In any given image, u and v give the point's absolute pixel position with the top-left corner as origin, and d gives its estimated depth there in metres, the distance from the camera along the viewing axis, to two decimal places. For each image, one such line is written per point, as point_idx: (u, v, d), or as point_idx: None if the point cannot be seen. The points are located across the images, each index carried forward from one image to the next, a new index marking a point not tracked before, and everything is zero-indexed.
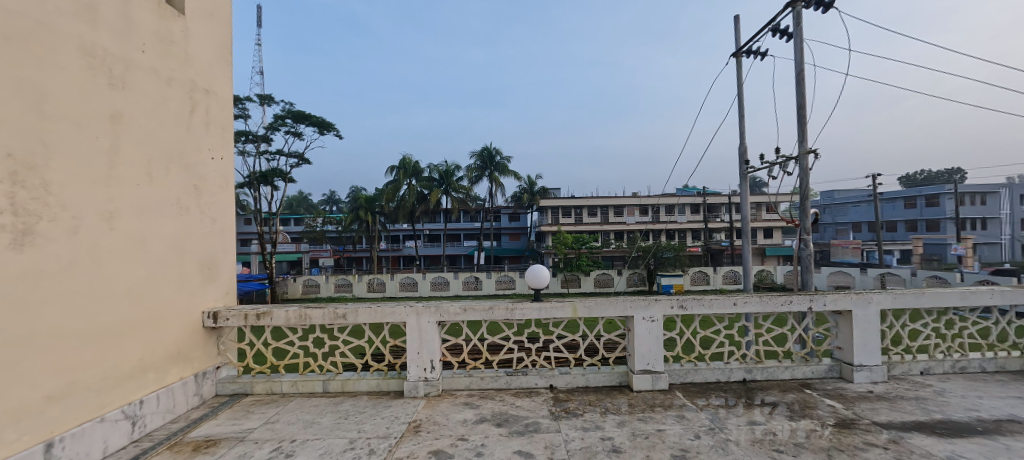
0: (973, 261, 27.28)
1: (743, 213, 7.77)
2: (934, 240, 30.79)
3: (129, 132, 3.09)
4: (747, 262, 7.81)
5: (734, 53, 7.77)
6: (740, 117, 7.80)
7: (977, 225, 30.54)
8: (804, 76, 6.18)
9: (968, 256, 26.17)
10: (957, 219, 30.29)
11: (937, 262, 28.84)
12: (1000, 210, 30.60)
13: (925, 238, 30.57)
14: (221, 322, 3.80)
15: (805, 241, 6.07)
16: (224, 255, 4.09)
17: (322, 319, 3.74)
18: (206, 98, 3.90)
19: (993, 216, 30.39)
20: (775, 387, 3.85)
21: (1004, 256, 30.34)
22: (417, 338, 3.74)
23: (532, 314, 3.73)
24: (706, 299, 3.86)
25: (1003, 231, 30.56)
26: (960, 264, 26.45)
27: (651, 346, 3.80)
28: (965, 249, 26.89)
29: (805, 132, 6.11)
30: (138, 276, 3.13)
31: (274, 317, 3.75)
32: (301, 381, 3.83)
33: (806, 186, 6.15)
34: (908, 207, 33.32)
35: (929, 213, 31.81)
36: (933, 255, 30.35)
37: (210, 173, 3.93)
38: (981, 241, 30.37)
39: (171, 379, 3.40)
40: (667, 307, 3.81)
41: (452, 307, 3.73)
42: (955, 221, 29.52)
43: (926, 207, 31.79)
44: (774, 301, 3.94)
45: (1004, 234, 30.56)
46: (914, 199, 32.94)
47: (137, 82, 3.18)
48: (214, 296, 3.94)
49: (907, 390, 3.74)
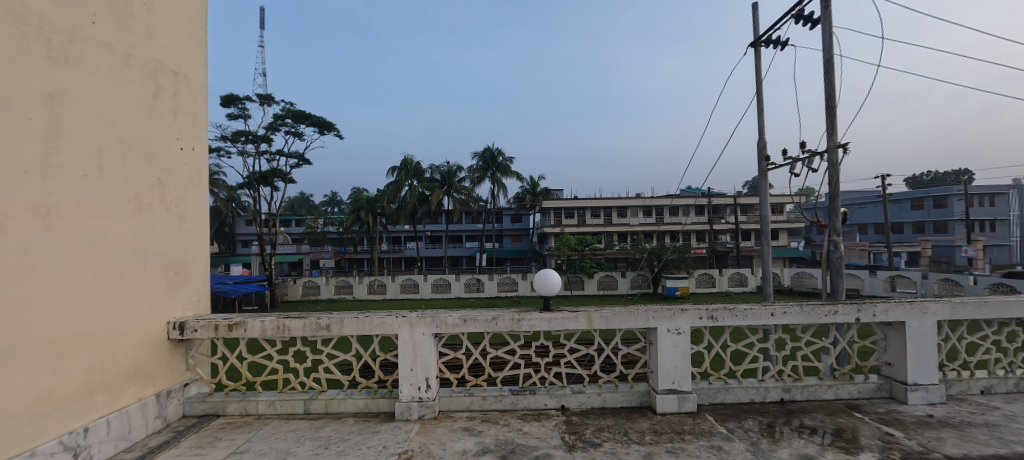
0: (983, 264, 26.74)
1: (763, 212, 7.27)
2: (942, 242, 30.26)
3: (73, 116, 2.65)
4: (766, 265, 7.30)
5: (752, 42, 7.33)
6: (758, 111, 7.33)
7: (986, 227, 30.04)
8: (833, 63, 5.72)
9: (979, 258, 25.64)
10: (965, 220, 29.78)
11: (946, 264, 28.30)
12: (1009, 212, 30.05)
13: (933, 239, 30.04)
14: (189, 334, 3.33)
15: (834, 243, 5.59)
16: (195, 258, 3.65)
17: (303, 332, 3.28)
18: (174, 81, 3.44)
19: (1002, 217, 29.84)
20: (817, 409, 3.38)
21: (1014, 259, 29.58)
22: (410, 353, 3.28)
23: (542, 326, 3.26)
24: (739, 309, 3.39)
25: (1013, 233, 29.87)
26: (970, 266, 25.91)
27: (677, 362, 3.33)
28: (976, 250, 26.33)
29: (835, 123, 5.64)
30: (83, 284, 2.68)
31: (248, 328, 3.29)
32: (279, 401, 3.38)
33: (836, 182, 5.66)
34: (915, 208, 32.88)
35: (937, 214, 31.32)
36: (942, 257, 29.80)
37: (178, 165, 3.47)
38: (989, 243, 29.87)
39: (128, 400, 2.95)
40: (695, 318, 3.35)
41: (450, 318, 3.27)
42: (964, 222, 29.05)
43: (933, 208, 31.31)
44: (817, 311, 3.48)
45: (1014, 235, 29.87)
46: (921, 200, 32.46)
47: (85, 58, 2.74)
48: (182, 304, 3.49)
49: (972, 414, 3.26)
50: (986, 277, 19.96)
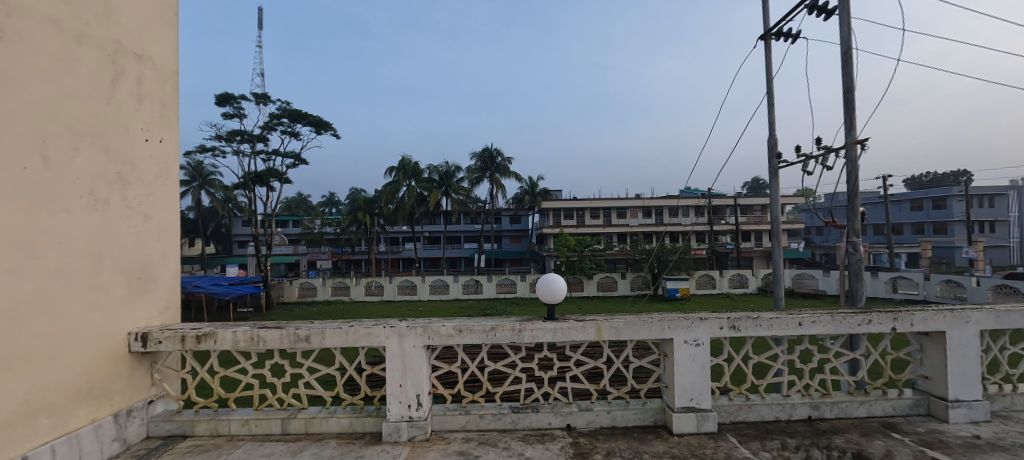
0: (984, 266, 26.53)
1: (773, 211, 6.96)
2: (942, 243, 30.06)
3: (10, 99, 2.32)
4: (777, 266, 6.98)
5: (763, 35, 7.03)
6: (769, 106, 7.02)
7: (986, 228, 29.80)
8: (852, 54, 5.40)
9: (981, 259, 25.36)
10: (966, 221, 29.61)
11: (947, 265, 28.09)
12: (1009, 213, 29.84)
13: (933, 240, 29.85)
14: (152, 346, 2.99)
15: (853, 244, 5.26)
16: (163, 262, 3.30)
17: (279, 344, 2.94)
18: (138, 66, 3.11)
19: (1001, 218, 29.64)
20: (851, 429, 3.06)
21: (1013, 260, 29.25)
22: (399, 366, 2.95)
23: (545, 337, 2.93)
24: (765, 318, 3.06)
25: (1011, 234, 29.67)
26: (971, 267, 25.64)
27: (695, 377, 3.01)
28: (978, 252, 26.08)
29: (854, 118, 5.34)
30: (20, 292, 2.33)
31: (218, 340, 2.95)
32: (254, 420, 3.04)
33: (854, 180, 5.35)
34: (915, 209, 32.68)
35: (937, 215, 31.13)
36: (941, 258, 29.63)
37: (142, 158, 3.13)
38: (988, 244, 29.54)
39: (78, 423, 2.62)
40: (715, 328, 3.01)
41: (443, 328, 2.94)
42: (965, 223, 28.84)
43: (932, 209, 31.17)
44: (849, 320, 3.15)
45: (1013, 236, 29.65)
46: (921, 202, 32.29)
47: (27, 33, 2.41)
48: (147, 312, 3.15)
49: (1023, 435, 2.93)
50: (989, 279, 19.66)
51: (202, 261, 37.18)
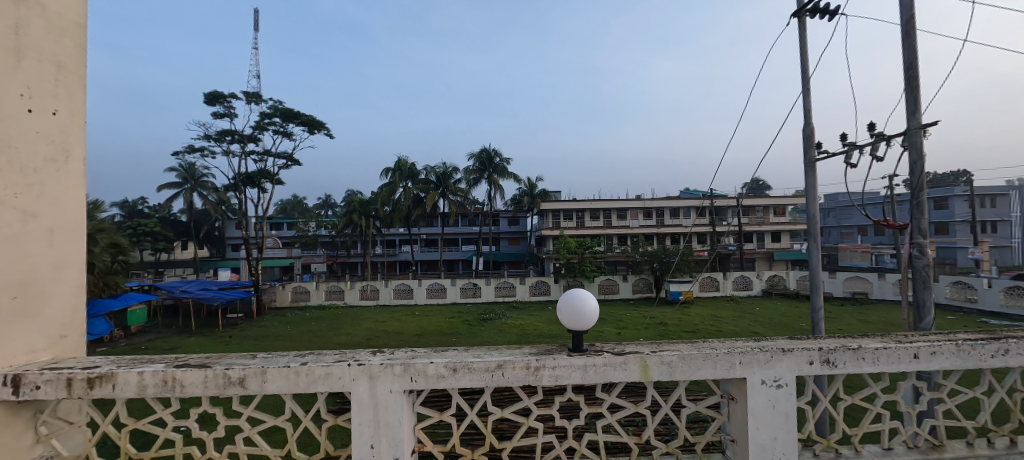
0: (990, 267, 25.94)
1: (810, 209, 6.19)
2: (945, 244, 29.53)
3: None
4: (814, 271, 6.21)
5: (796, 11, 6.28)
6: (805, 91, 6.25)
7: (989, 229, 29.18)
8: (915, 24, 4.64)
9: (986, 260, 24.76)
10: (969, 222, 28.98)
11: (951, 266, 27.50)
12: (1010, 213, 29.25)
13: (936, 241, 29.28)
14: (25, 393, 2.15)
15: (919, 247, 4.49)
16: (55, 276, 2.46)
17: (203, 388, 2.12)
18: (15, 10, 2.31)
19: (1003, 218, 29.02)
20: None
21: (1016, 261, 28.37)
22: (370, 418, 2.12)
23: (573, 378, 2.12)
24: (866, 349, 2.27)
25: (1013, 234, 29.05)
26: (977, 269, 25.00)
27: (774, 430, 2.21)
28: (984, 252, 25.46)
29: (916, 97, 4.60)
30: None
31: (118, 383, 2.12)
32: None
33: (919, 171, 4.57)
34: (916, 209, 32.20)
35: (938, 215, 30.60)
36: (945, 259, 29.08)
37: (22, 133, 2.31)
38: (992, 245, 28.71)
39: None
40: (803, 362, 2.22)
41: (430, 367, 2.11)
42: (969, 224, 28.18)
43: (934, 209, 30.67)
44: (977, 351, 2.33)
45: (1015, 237, 29.05)
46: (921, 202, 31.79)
47: None
48: (31, 341, 2.32)
49: None
50: (1001, 280, 18.86)
51: (195, 265, 36.35)
